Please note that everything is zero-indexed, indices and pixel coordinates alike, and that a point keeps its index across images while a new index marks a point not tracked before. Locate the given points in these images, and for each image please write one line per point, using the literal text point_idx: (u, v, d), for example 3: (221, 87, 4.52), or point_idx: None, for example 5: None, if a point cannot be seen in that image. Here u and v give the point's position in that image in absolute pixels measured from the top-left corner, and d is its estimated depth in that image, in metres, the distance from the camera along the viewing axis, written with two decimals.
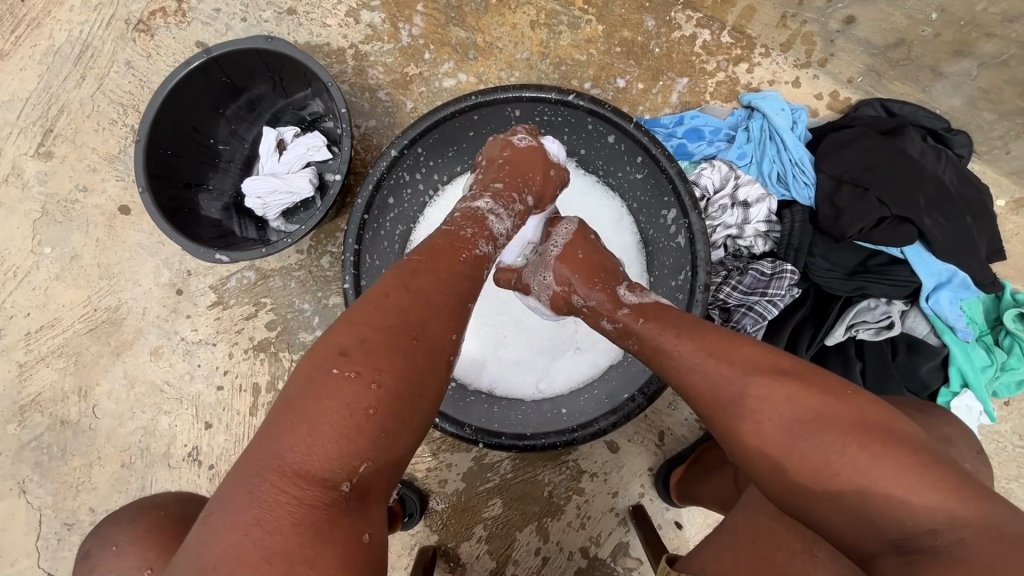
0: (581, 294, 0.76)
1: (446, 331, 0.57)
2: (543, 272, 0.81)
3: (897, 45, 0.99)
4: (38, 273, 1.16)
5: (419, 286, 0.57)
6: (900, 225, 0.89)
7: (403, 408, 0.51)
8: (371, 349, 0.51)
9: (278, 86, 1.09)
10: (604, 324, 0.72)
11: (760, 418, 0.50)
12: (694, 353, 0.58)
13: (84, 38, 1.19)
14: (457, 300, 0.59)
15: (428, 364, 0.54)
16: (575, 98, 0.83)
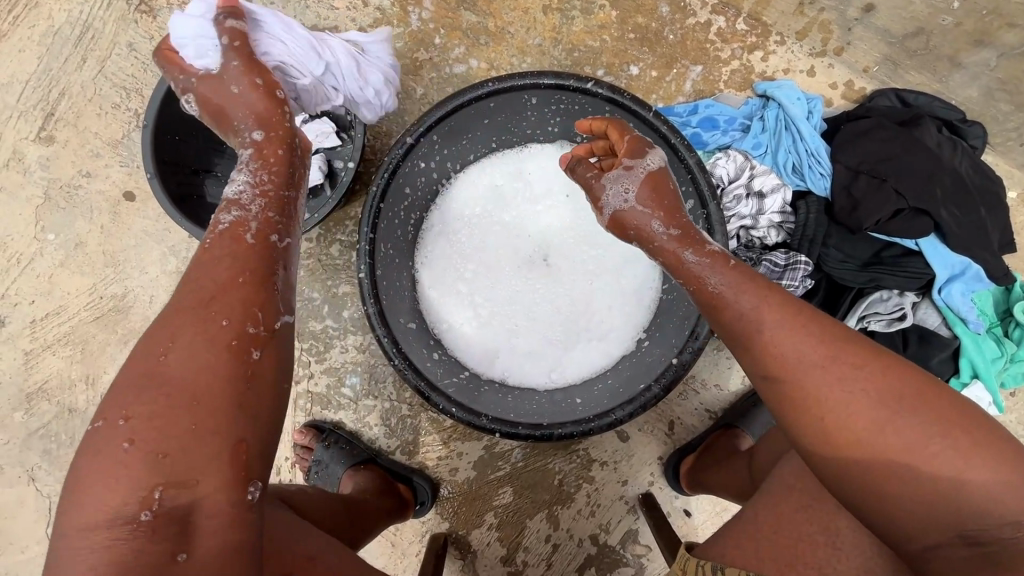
0: (664, 221, 0.62)
1: (200, 327, 0.52)
2: (627, 184, 0.65)
3: (917, 34, 0.98)
4: (42, 260, 1.15)
5: (176, 300, 0.54)
6: (916, 217, 0.89)
7: (173, 420, 0.48)
8: (118, 388, 0.49)
9: None
10: (686, 256, 0.60)
11: (856, 392, 0.48)
12: (784, 315, 0.53)
13: (84, 19, 1.16)
14: (218, 288, 0.54)
15: (189, 369, 0.50)
16: (594, 85, 0.83)
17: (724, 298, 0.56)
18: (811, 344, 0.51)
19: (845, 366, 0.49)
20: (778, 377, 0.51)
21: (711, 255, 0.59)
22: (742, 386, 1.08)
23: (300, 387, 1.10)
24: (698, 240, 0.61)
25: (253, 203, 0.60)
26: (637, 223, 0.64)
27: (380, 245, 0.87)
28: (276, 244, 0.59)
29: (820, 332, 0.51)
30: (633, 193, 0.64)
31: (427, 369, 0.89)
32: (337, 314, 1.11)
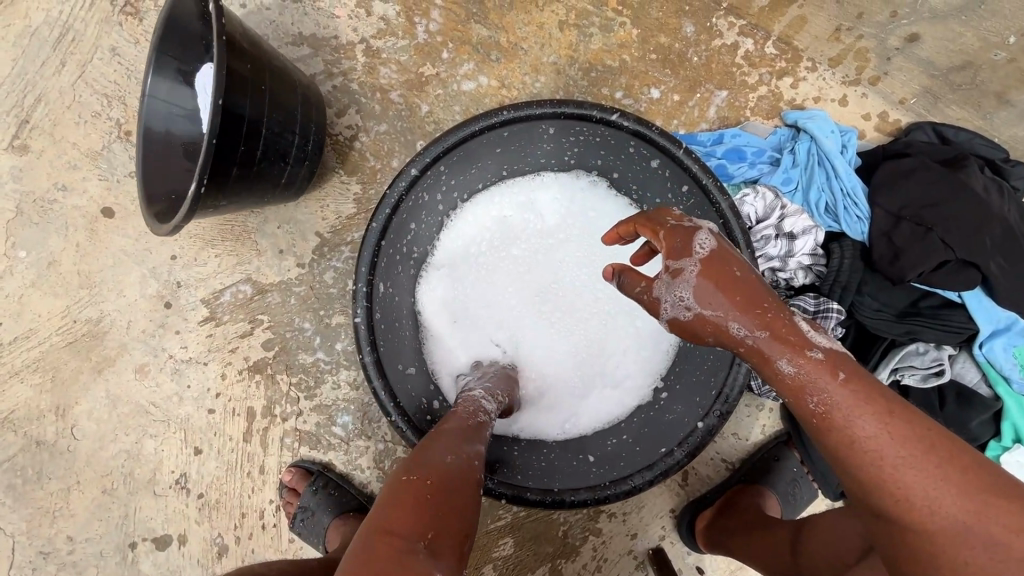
0: (743, 319, 0.51)
1: (473, 454, 0.59)
2: (682, 286, 0.53)
3: (962, 68, 0.92)
4: (12, 279, 1.06)
5: (445, 431, 0.62)
6: (963, 269, 0.82)
7: (461, 488, 0.52)
8: (421, 462, 0.54)
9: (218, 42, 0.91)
10: (780, 367, 0.50)
11: (988, 553, 0.43)
12: (911, 451, 0.45)
13: (65, 20, 1.08)
14: (475, 438, 0.62)
15: (469, 467, 0.56)
16: (620, 118, 0.76)
17: (831, 418, 0.47)
18: (947, 492, 0.44)
19: (982, 522, 0.44)
20: (894, 520, 0.46)
21: (808, 361, 0.49)
22: (762, 436, 1.01)
23: (287, 424, 1.03)
24: (790, 334, 0.50)
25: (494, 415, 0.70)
26: (711, 327, 0.53)
27: (379, 285, 0.79)
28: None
29: (960, 479, 0.44)
30: (694, 295, 0.53)
31: (428, 422, 0.82)
32: (329, 346, 1.03)
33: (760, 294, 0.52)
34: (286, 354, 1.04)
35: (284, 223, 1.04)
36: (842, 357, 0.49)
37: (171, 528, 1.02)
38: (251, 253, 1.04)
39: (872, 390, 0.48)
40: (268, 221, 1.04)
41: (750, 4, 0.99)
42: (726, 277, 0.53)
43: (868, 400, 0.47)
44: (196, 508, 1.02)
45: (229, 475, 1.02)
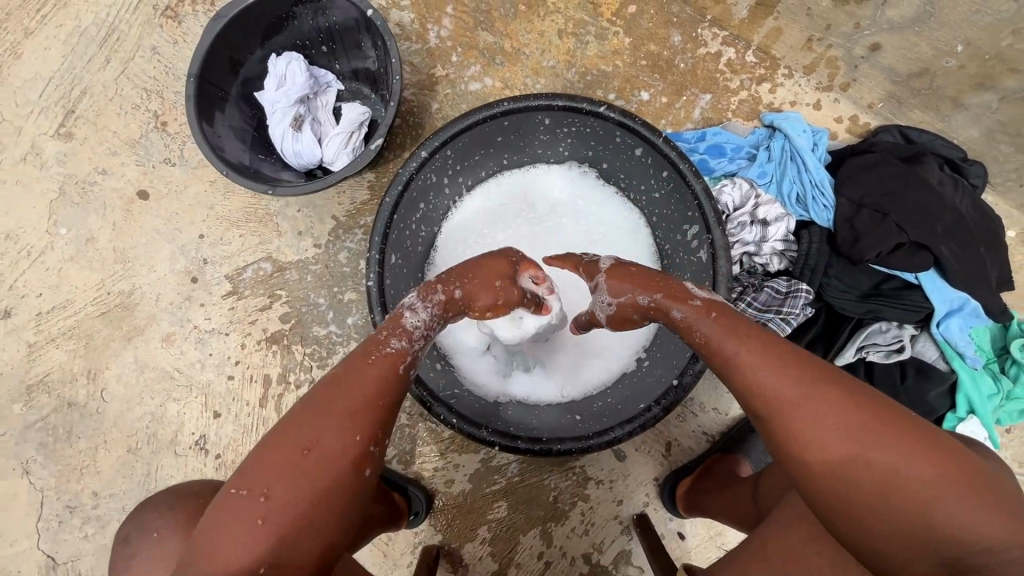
0: (644, 292, 0.70)
1: (341, 430, 0.59)
2: (602, 292, 0.74)
3: (920, 74, 1.01)
4: (53, 254, 1.16)
5: (317, 394, 0.61)
6: (917, 252, 0.91)
7: (304, 482, 0.56)
8: (263, 467, 0.57)
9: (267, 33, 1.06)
10: (675, 316, 0.67)
11: (831, 428, 0.53)
12: (757, 355, 0.59)
13: (111, 22, 1.20)
14: (355, 399, 0.61)
15: (325, 453, 0.58)
16: (607, 110, 0.86)
17: (711, 344, 0.63)
18: (789, 382, 0.56)
19: (822, 402, 0.54)
20: (757, 413, 0.58)
21: (692, 308, 0.66)
22: (740, 411, 1.08)
23: (300, 391, 1.11)
24: (677, 296, 0.68)
25: (419, 339, 0.70)
26: (632, 306, 0.72)
27: (390, 255, 0.88)
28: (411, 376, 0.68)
29: (797, 373, 0.57)
30: (610, 293, 0.73)
31: (431, 378, 0.89)
32: (341, 321, 1.12)
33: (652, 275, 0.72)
34: (302, 326, 1.12)
35: (304, 207, 1.14)
36: (720, 305, 0.66)
37: None
38: (273, 234, 1.14)
39: (737, 321, 0.63)
40: (289, 205, 1.14)
41: (731, 18, 1.10)
42: (626, 269, 0.73)
43: (735, 328, 0.62)
44: (213, 468, 1.10)
45: (244, 437, 1.10)
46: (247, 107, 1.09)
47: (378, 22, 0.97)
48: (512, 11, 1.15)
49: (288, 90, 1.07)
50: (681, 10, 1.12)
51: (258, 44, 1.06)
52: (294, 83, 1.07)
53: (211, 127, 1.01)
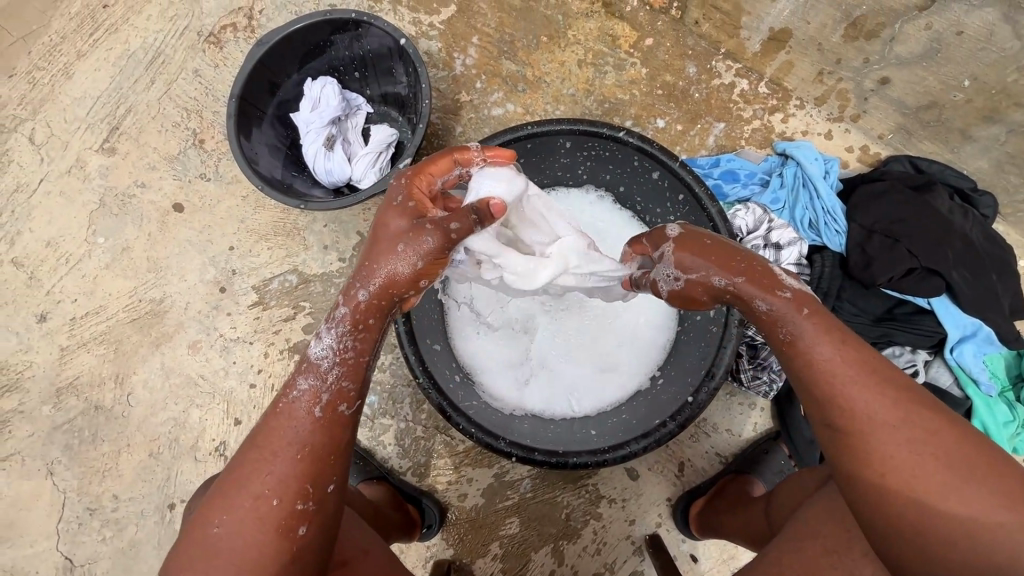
0: (722, 274, 0.67)
1: (260, 498, 0.58)
2: (667, 264, 0.71)
3: (929, 107, 1.04)
4: (89, 262, 1.22)
5: (235, 464, 0.60)
6: (928, 277, 0.93)
7: (224, 556, 0.56)
8: (183, 551, 0.57)
9: (305, 60, 1.13)
10: (756, 305, 0.64)
11: (921, 456, 0.54)
12: (854, 369, 0.58)
13: (158, 46, 1.27)
14: (272, 462, 0.59)
15: (241, 525, 0.57)
16: (625, 134, 0.90)
17: (795, 345, 0.61)
18: (885, 404, 0.56)
19: (920, 430, 0.55)
20: (841, 427, 0.57)
21: (780, 302, 0.63)
22: (754, 433, 1.09)
23: None
24: (762, 284, 0.64)
25: (332, 370, 0.63)
26: (700, 286, 0.68)
27: None
28: (342, 410, 0.62)
29: (895, 395, 0.56)
30: (677, 267, 0.70)
31: (451, 389, 0.92)
32: None
33: (736, 252, 0.67)
34: None
35: (330, 222, 1.19)
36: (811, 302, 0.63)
37: None
38: (299, 247, 1.19)
39: (828, 325, 0.61)
40: (316, 220, 1.19)
41: (745, 51, 1.15)
42: (698, 244, 0.70)
43: (829, 334, 0.60)
44: None
45: None
46: (282, 126, 1.15)
47: (410, 50, 1.04)
48: (535, 42, 1.21)
49: (321, 113, 1.13)
50: (696, 43, 1.17)
51: (296, 69, 1.13)
52: (327, 106, 1.14)
53: (248, 142, 1.07)
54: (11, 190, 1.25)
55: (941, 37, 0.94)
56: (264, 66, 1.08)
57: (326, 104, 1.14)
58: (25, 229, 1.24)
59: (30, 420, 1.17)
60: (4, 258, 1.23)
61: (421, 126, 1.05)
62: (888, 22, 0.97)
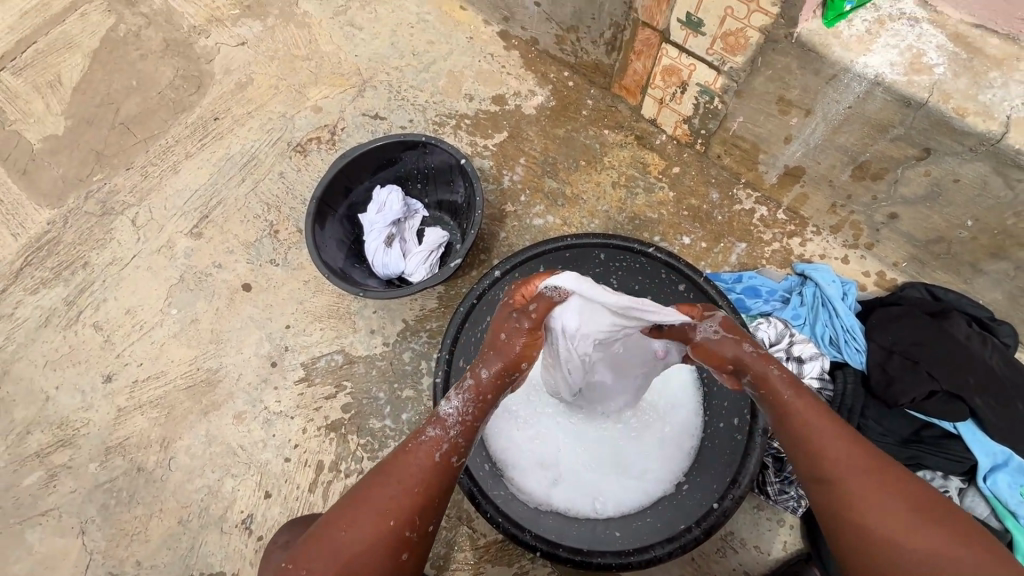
0: (749, 343, 0.79)
1: (378, 519, 0.70)
2: (711, 321, 0.82)
3: (938, 241, 1.13)
4: (160, 330, 1.35)
5: (362, 484, 0.73)
6: (951, 401, 0.96)
7: (346, 555, 0.69)
8: (308, 547, 0.70)
9: (378, 169, 1.31)
10: (771, 371, 0.76)
11: (893, 501, 0.66)
12: (838, 431, 0.72)
13: (253, 151, 1.50)
14: (392, 490, 0.72)
15: (363, 536, 0.69)
16: (655, 250, 1.03)
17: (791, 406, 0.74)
18: (861, 457, 0.69)
19: (888, 481, 0.68)
20: (830, 475, 0.69)
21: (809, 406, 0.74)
22: (783, 552, 1.05)
23: (349, 480, 1.18)
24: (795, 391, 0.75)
25: (453, 427, 0.76)
26: (728, 346, 0.79)
27: (458, 358, 1.03)
28: (454, 461, 0.75)
29: (868, 451, 0.70)
30: (719, 326, 0.81)
31: (481, 475, 0.97)
32: (397, 416, 1.22)
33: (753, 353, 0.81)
34: (360, 417, 1.22)
35: (379, 309, 1.30)
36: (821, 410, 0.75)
37: (228, 565, 1.14)
38: (349, 330, 1.29)
39: (816, 395, 0.76)
40: (367, 306, 1.30)
41: (763, 182, 1.28)
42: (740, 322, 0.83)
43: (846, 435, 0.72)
44: (253, 549, 1.14)
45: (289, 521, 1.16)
46: (349, 224, 1.32)
47: (469, 167, 1.21)
48: (575, 165, 1.38)
49: (388, 216, 1.29)
50: (719, 173, 1.32)
51: (368, 177, 1.31)
52: (393, 211, 1.29)
53: (321, 233, 1.23)
54: (106, 262, 1.42)
55: (940, 183, 1.03)
56: (343, 173, 1.26)
57: (392, 210, 1.30)
58: (111, 297, 1.39)
59: (75, 476, 1.23)
60: (86, 322, 1.37)
61: (474, 230, 1.19)
62: (890, 168, 1.07)
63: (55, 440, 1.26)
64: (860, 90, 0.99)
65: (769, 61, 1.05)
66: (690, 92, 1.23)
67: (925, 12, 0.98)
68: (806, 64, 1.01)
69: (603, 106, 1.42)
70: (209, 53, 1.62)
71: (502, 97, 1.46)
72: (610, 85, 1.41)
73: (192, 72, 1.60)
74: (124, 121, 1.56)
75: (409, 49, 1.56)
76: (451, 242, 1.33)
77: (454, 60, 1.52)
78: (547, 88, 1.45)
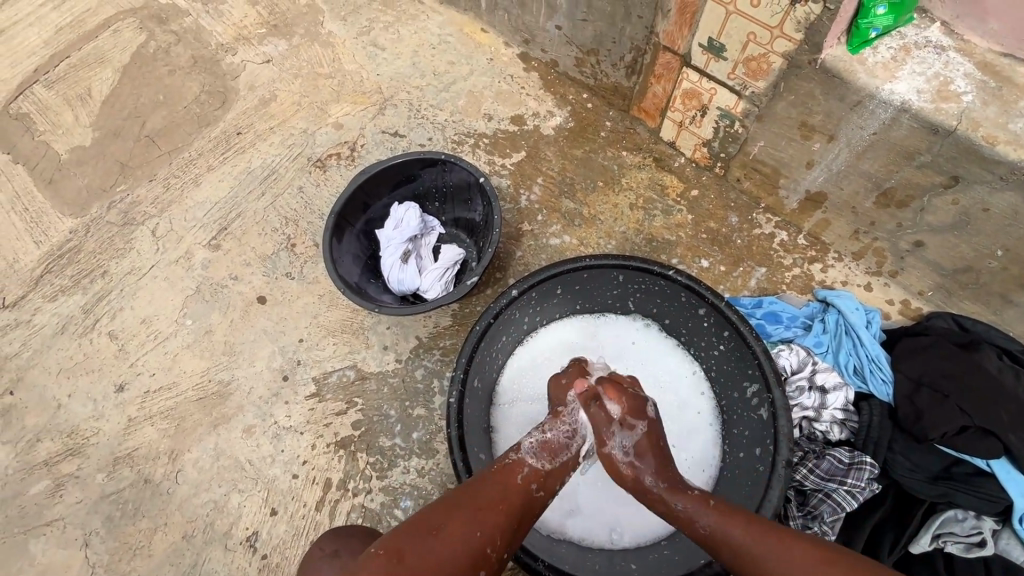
0: (655, 475, 0.81)
1: (473, 526, 0.71)
2: (625, 439, 0.85)
3: (966, 270, 1.11)
4: (174, 340, 1.35)
5: (458, 491, 0.76)
6: (983, 437, 0.93)
7: (437, 554, 0.67)
8: (402, 539, 0.68)
9: (397, 185, 1.32)
10: (676, 505, 0.77)
11: None
12: (764, 544, 0.68)
13: (274, 166, 1.52)
14: (488, 501, 0.74)
15: (458, 537, 0.69)
16: (675, 273, 1.01)
17: (713, 536, 0.72)
18: (797, 563, 0.65)
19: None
20: None
21: (693, 500, 0.76)
22: None
23: (356, 500, 1.15)
24: (681, 489, 0.79)
25: (534, 458, 0.83)
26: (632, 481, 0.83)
27: (472, 378, 1.01)
28: (534, 491, 0.80)
29: (801, 551, 0.66)
30: (632, 446, 0.84)
31: None
32: (407, 434, 1.20)
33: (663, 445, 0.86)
34: (370, 435, 1.20)
35: (393, 325, 1.29)
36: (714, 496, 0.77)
37: None
38: (361, 345, 1.28)
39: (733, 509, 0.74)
40: (380, 322, 1.30)
41: (784, 207, 1.27)
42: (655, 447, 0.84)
43: (732, 516, 0.72)
44: (256, 568, 1.12)
45: (294, 540, 1.13)
46: (366, 239, 1.32)
47: (488, 186, 1.21)
48: (593, 185, 1.38)
49: (405, 232, 1.29)
50: (738, 197, 1.31)
51: (387, 193, 1.32)
52: (411, 227, 1.29)
53: (338, 248, 1.23)
54: (125, 272, 1.43)
55: (969, 212, 1.02)
56: (362, 188, 1.26)
57: (409, 225, 1.29)
58: (127, 306, 1.40)
59: (82, 486, 1.22)
60: (102, 330, 1.37)
61: (491, 249, 1.18)
62: (916, 196, 1.06)
63: (65, 449, 1.26)
64: (886, 117, 0.98)
65: (792, 86, 1.05)
66: (710, 115, 1.22)
67: (951, 41, 0.98)
68: (830, 90, 1.01)
69: (622, 128, 1.42)
70: (235, 69, 1.66)
71: (521, 117, 1.47)
72: (629, 107, 1.41)
73: (218, 87, 1.64)
74: (150, 134, 1.59)
75: (430, 69, 1.59)
76: (468, 259, 1.33)
77: (474, 80, 1.54)
78: (566, 109, 1.46)
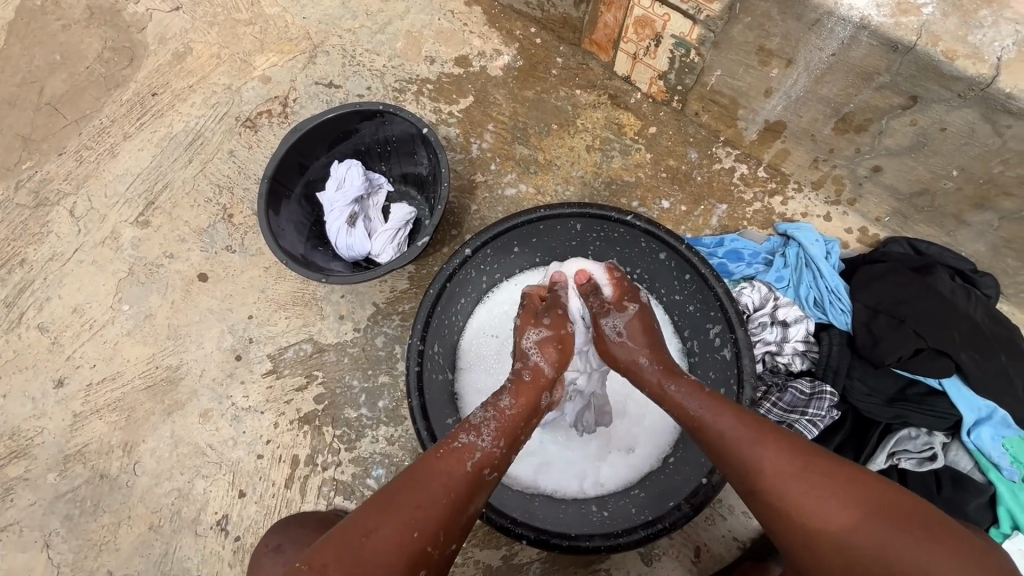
0: (648, 355, 0.86)
1: (405, 527, 0.67)
2: (620, 319, 0.89)
3: (922, 193, 1.10)
4: (112, 328, 1.26)
5: (395, 486, 0.71)
6: (937, 358, 0.96)
7: (359, 566, 0.64)
8: (328, 554, 0.66)
9: (334, 143, 1.21)
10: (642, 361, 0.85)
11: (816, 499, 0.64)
12: (750, 434, 0.71)
13: (198, 129, 1.38)
14: (428, 496, 0.70)
15: (387, 545, 0.66)
16: (633, 218, 0.96)
17: (700, 421, 0.75)
18: (783, 460, 0.68)
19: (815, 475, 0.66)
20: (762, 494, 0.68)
21: (687, 385, 0.79)
22: None
23: (326, 473, 1.13)
24: (676, 373, 0.82)
25: (486, 434, 0.77)
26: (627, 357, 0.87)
27: (430, 345, 0.97)
28: (484, 474, 0.75)
29: (789, 450, 0.69)
30: (624, 326, 0.89)
31: None
32: (373, 404, 1.17)
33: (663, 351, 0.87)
34: (334, 408, 1.17)
35: (347, 294, 1.23)
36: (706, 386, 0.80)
37: (205, 568, 1.10)
38: (315, 317, 1.22)
39: (717, 400, 0.76)
40: (333, 291, 1.23)
41: (743, 139, 1.23)
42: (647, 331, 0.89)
43: (713, 399, 0.76)
44: (231, 550, 1.10)
45: (265, 520, 1.11)
46: (308, 204, 1.23)
47: (432, 138, 1.12)
48: (546, 129, 1.30)
49: (350, 192, 1.20)
50: (697, 132, 1.26)
51: (325, 152, 1.21)
52: (355, 188, 1.21)
53: (276, 218, 1.14)
54: (46, 258, 1.31)
55: (926, 132, 0.99)
56: (295, 149, 1.16)
57: (353, 185, 1.21)
58: (55, 296, 1.28)
59: (33, 488, 1.16)
60: (30, 323, 1.26)
61: (441, 207, 1.11)
62: (874, 119, 1.03)
63: (8, 452, 1.18)
64: (845, 36, 0.93)
65: (748, 7, 0.98)
66: (664, 45, 1.15)
67: None
68: (787, 9, 0.94)
69: (574, 64, 1.33)
70: (140, 20, 1.47)
71: (465, 59, 1.36)
72: (580, 40, 1.31)
73: (123, 42, 1.45)
74: (51, 101, 1.41)
75: (362, 9, 1.43)
76: (418, 218, 1.25)
77: (412, 19, 1.40)
78: (513, 46, 1.35)
